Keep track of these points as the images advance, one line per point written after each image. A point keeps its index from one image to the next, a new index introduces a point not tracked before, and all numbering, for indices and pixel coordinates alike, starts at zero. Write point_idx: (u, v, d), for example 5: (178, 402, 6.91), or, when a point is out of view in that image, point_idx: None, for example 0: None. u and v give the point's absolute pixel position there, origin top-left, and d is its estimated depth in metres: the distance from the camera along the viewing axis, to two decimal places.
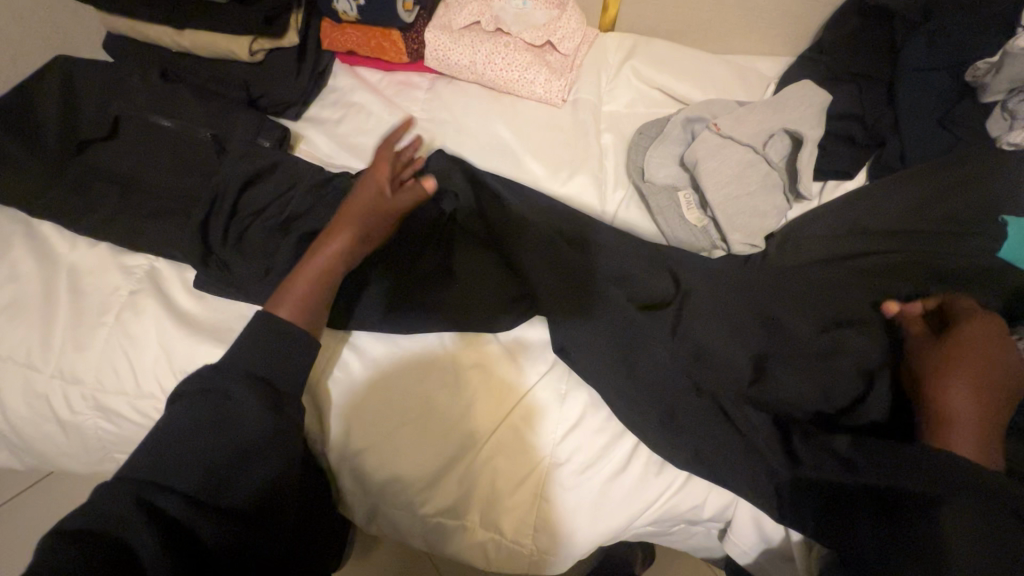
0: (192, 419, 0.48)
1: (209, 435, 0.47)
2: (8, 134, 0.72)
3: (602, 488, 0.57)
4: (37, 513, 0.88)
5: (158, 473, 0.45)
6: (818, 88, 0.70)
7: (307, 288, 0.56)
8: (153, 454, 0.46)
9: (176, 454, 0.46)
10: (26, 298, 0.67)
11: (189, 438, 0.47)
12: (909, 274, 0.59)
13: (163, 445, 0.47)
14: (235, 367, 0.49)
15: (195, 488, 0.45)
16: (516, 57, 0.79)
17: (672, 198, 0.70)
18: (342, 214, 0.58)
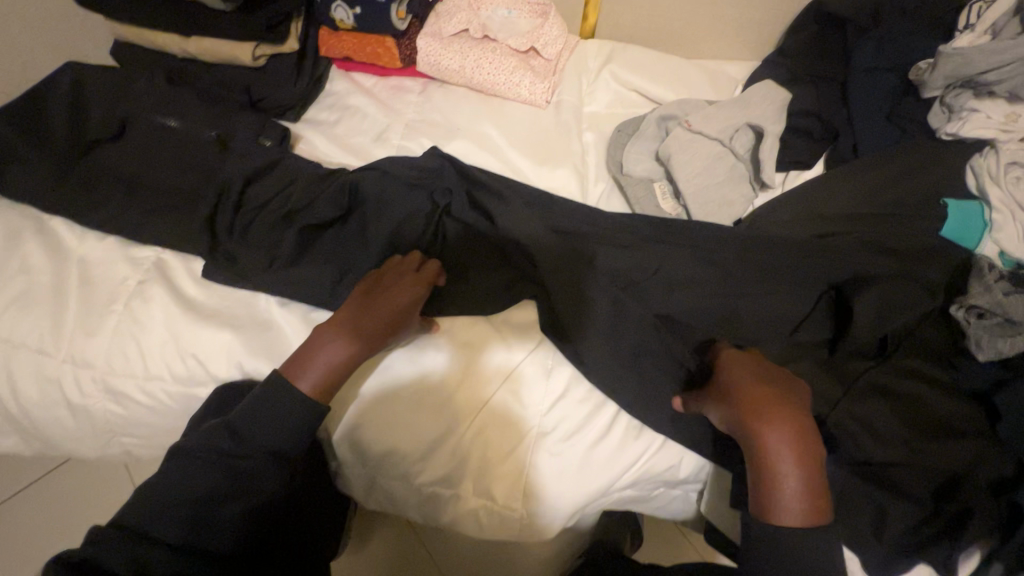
0: (187, 482, 0.54)
1: (200, 499, 0.54)
2: (21, 135, 0.76)
3: (585, 454, 0.61)
4: (57, 495, 0.94)
5: (153, 521, 0.53)
6: (779, 88, 0.76)
7: (330, 368, 0.59)
8: (153, 504, 0.54)
9: (169, 509, 0.53)
10: (37, 288, 0.71)
11: (184, 497, 0.54)
12: (865, 250, 0.64)
13: (160, 497, 0.54)
14: (247, 430, 0.57)
15: (186, 541, 0.53)
16: (502, 61, 0.85)
17: (648, 189, 0.76)
18: (375, 308, 0.61)
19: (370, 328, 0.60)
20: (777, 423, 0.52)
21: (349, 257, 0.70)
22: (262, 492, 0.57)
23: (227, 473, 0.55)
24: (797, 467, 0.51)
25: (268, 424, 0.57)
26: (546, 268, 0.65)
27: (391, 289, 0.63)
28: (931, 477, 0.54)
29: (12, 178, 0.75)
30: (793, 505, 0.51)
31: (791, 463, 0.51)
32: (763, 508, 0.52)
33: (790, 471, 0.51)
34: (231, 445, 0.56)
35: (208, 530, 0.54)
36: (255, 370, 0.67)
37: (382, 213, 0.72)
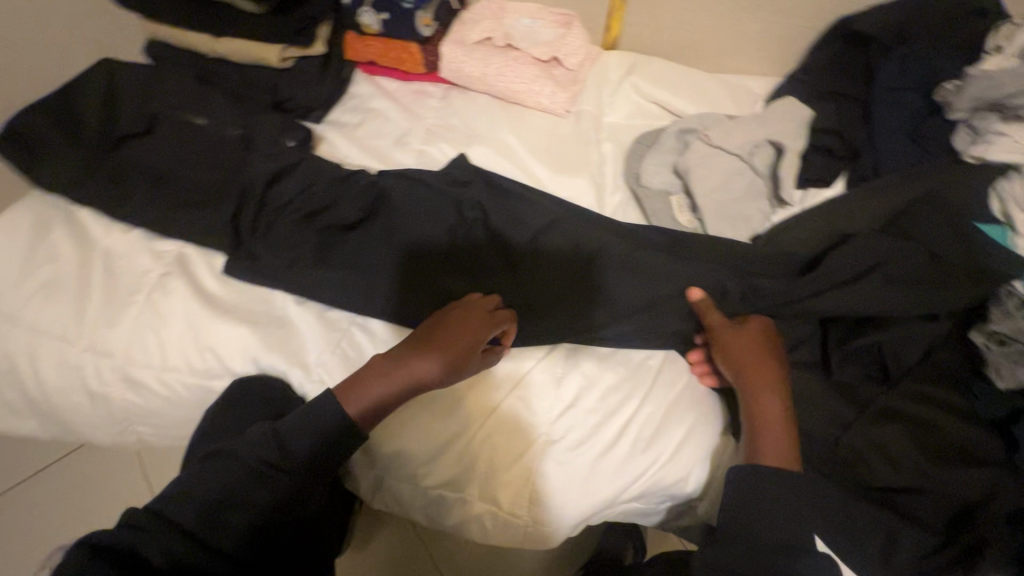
0: (226, 484, 0.55)
1: (233, 503, 0.54)
2: (56, 127, 0.78)
3: (591, 465, 0.61)
4: (69, 480, 0.96)
5: (181, 520, 0.53)
6: (801, 105, 0.75)
7: (379, 400, 0.59)
8: (196, 502, 0.54)
9: (202, 512, 0.53)
10: (64, 277, 0.73)
11: (213, 501, 0.54)
12: (910, 281, 0.60)
13: (189, 497, 0.54)
14: (293, 444, 0.57)
15: (212, 545, 0.53)
16: (523, 70, 0.86)
17: (666, 202, 0.76)
18: (444, 344, 0.60)
19: (445, 362, 0.60)
20: (752, 374, 0.57)
21: (368, 259, 0.72)
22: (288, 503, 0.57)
23: (259, 481, 0.56)
24: (777, 404, 0.56)
25: (311, 443, 0.57)
26: (560, 291, 0.69)
27: (460, 322, 0.62)
28: (943, 501, 0.53)
29: (44, 168, 0.77)
30: (769, 448, 0.54)
31: (757, 400, 0.56)
32: (751, 451, 0.55)
33: (769, 406, 0.56)
34: (277, 456, 0.57)
35: (232, 540, 0.53)
36: (274, 370, 0.68)
37: (405, 217, 0.73)
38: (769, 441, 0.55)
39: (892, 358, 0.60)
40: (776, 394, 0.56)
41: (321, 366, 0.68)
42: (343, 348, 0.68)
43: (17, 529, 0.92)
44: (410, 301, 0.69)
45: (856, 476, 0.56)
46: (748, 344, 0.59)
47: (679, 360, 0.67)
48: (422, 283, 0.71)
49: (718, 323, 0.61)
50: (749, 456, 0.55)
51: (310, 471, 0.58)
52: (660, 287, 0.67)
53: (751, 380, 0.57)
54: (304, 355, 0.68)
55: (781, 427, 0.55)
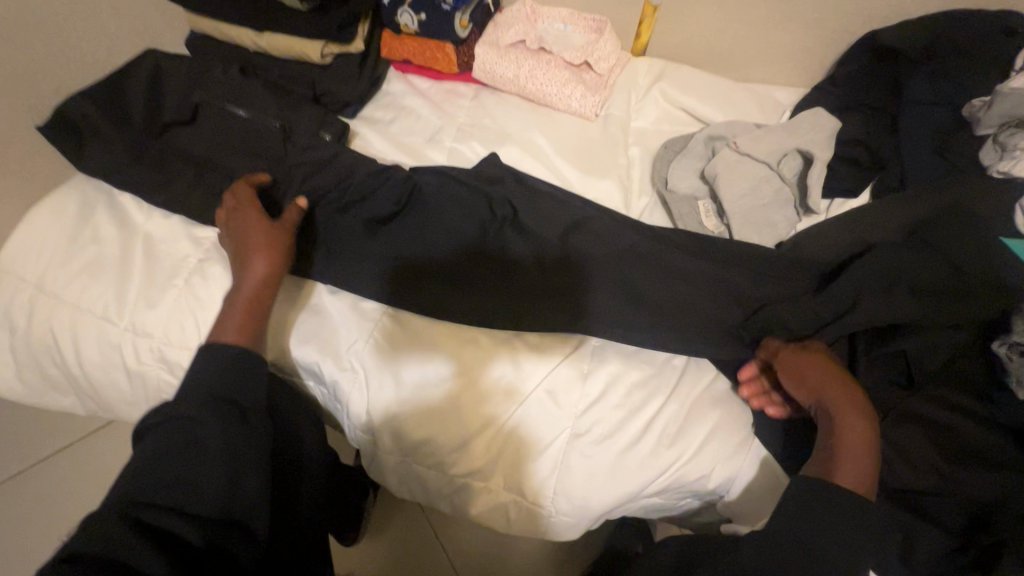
0: (176, 443, 0.54)
1: (200, 466, 0.53)
2: (102, 114, 0.80)
3: (616, 459, 0.63)
4: (94, 458, 0.98)
5: (159, 498, 0.51)
6: (829, 115, 0.76)
7: (244, 314, 0.65)
8: (150, 476, 0.52)
9: (168, 484, 0.52)
10: (106, 259, 0.75)
11: (181, 471, 0.53)
12: (933, 291, 0.62)
13: (149, 479, 0.52)
14: (226, 385, 0.58)
15: (201, 512, 0.52)
16: (555, 73, 0.88)
17: (692, 207, 0.78)
18: (248, 260, 0.67)
19: (262, 260, 0.67)
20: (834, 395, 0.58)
21: (402, 251, 0.73)
22: (250, 446, 0.57)
23: (214, 435, 0.54)
24: (859, 428, 0.56)
25: (237, 381, 0.59)
26: (589, 288, 0.71)
27: (242, 238, 0.68)
28: (960, 505, 0.55)
29: (91, 153, 0.79)
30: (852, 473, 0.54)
31: (839, 420, 0.57)
32: (828, 469, 0.55)
33: (849, 428, 0.56)
34: (216, 402, 0.56)
35: (206, 502, 0.53)
36: (307, 359, 0.70)
37: (438, 214, 0.76)
38: (846, 459, 0.55)
39: (916, 366, 0.61)
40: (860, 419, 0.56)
41: (352, 354, 0.69)
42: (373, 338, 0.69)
43: (43, 503, 0.94)
44: (441, 295, 0.71)
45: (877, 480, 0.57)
46: (829, 370, 0.60)
47: (703, 361, 0.68)
48: (453, 277, 0.72)
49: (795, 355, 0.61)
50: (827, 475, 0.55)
51: (244, 412, 0.57)
52: (687, 289, 0.69)
53: (835, 402, 0.58)
54: (336, 345, 0.69)
55: (862, 450, 0.55)
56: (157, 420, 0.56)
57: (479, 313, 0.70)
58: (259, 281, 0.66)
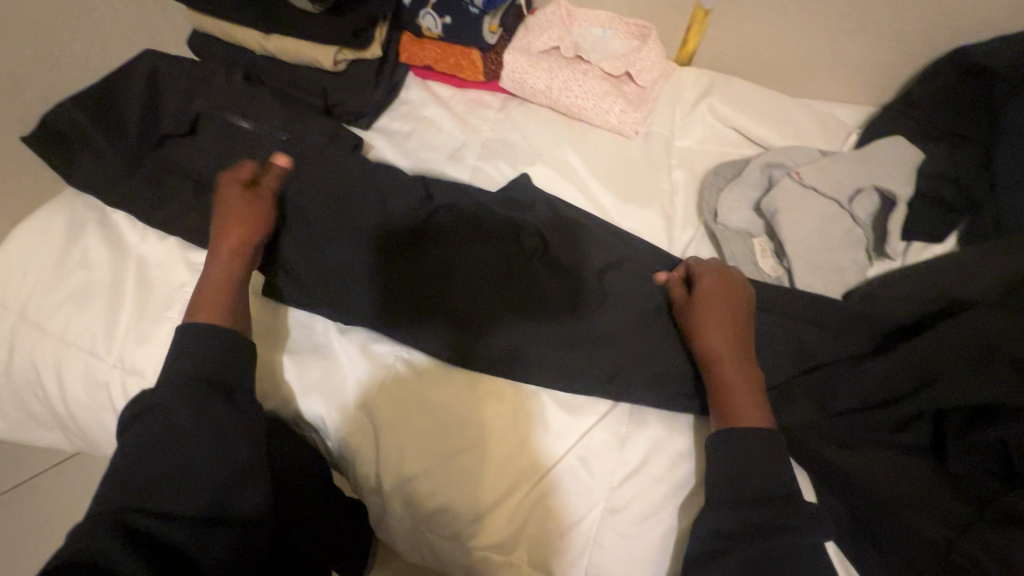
0: (157, 436, 0.49)
1: (194, 457, 0.48)
2: (94, 123, 0.73)
3: (659, 543, 0.55)
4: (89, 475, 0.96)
5: (143, 499, 0.45)
6: (910, 146, 0.67)
7: (216, 294, 0.60)
8: (131, 475, 0.47)
9: (154, 480, 0.47)
10: (95, 285, 0.68)
11: (166, 461, 0.48)
12: None
13: (133, 479, 0.46)
14: (211, 370, 0.54)
15: (198, 507, 0.46)
16: (593, 85, 0.79)
17: (747, 244, 0.68)
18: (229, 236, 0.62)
19: (235, 238, 0.62)
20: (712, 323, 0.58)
21: (417, 285, 0.65)
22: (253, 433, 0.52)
23: (210, 424, 0.50)
24: (737, 360, 0.56)
25: (223, 364, 0.55)
26: (628, 335, 0.62)
27: (224, 212, 0.63)
28: None
29: (81, 167, 0.72)
30: (748, 409, 0.54)
31: (726, 358, 0.56)
32: (724, 416, 0.54)
33: (728, 365, 0.56)
34: (202, 386, 0.52)
35: (191, 497, 0.46)
36: (313, 411, 0.63)
37: (459, 248, 0.67)
38: (742, 402, 0.54)
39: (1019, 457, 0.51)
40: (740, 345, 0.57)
41: (362, 405, 0.62)
42: (385, 387, 0.62)
43: (38, 526, 0.91)
44: (462, 339, 0.63)
45: None
46: (724, 293, 0.60)
47: None
48: (473, 317, 0.64)
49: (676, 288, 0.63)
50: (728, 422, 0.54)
51: (230, 394, 0.53)
52: None
53: (720, 333, 0.57)
54: (344, 395, 0.62)
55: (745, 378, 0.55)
56: (140, 416, 0.51)
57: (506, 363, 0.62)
58: (234, 258, 0.62)
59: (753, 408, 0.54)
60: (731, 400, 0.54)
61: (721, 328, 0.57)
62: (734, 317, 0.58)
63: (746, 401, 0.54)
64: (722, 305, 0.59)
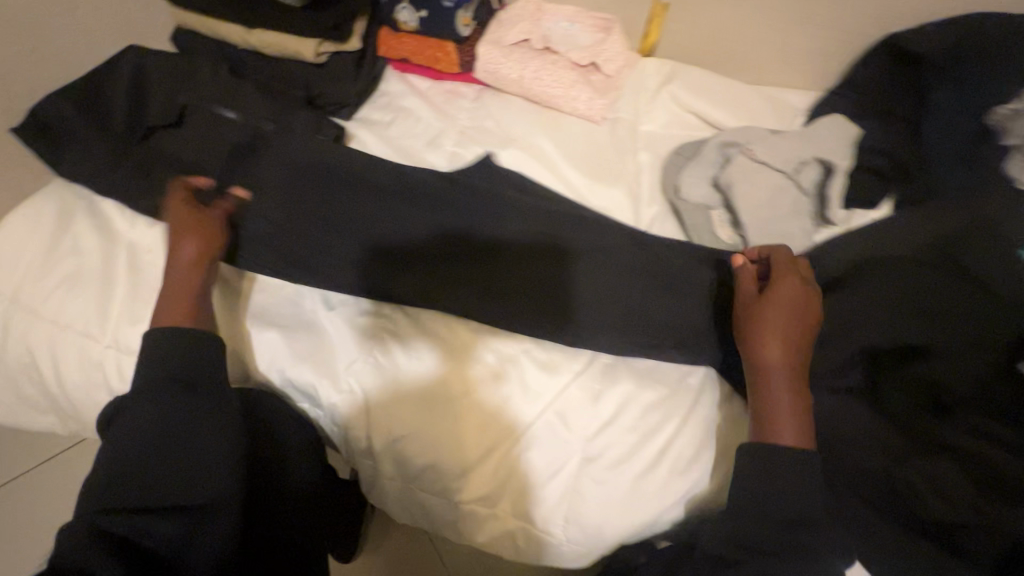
0: (132, 437, 0.53)
1: (163, 453, 0.53)
2: (82, 116, 0.76)
3: (632, 487, 0.60)
4: (72, 473, 0.95)
5: (123, 498, 0.50)
6: (849, 123, 0.74)
7: (173, 300, 0.62)
8: (111, 473, 0.51)
9: (130, 480, 0.51)
10: (88, 270, 0.71)
11: (143, 460, 0.52)
12: (970, 307, 0.60)
13: (113, 477, 0.51)
14: (176, 370, 0.56)
15: (169, 497, 0.51)
16: (561, 74, 0.84)
17: (705, 217, 0.74)
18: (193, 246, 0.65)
19: (187, 250, 0.64)
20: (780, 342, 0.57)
21: (398, 260, 0.69)
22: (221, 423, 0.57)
23: (176, 417, 0.54)
24: (795, 385, 0.56)
25: (181, 359, 0.57)
26: (596, 301, 0.67)
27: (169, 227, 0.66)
28: (994, 541, 0.51)
29: (69, 158, 0.74)
30: (790, 427, 0.54)
31: (778, 375, 0.56)
32: (761, 430, 0.55)
33: (785, 387, 0.55)
34: (173, 384, 0.56)
35: (169, 493, 0.52)
36: (303, 381, 0.66)
37: (435, 226, 0.70)
38: (787, 425, 0.54)
39: (939, 393, 0.57)
40: (795, 363, 0.56)
41: (350, 373, 0.65)
42: (372, 355, 0.66)
43: (26, 521, 0.91)
44: (442, 308, 0.67)
45: (900, 513, 0.55)
46: (793, 303, 0.58)
47: (721, 381, 0.65)
48: (454, 287, 0.67)
49: (748, 287, 0.61)
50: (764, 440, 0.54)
51: (198, 389, 0.56)
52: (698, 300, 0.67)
53: (778, 346, 0.56)
54: (334, 365, 0.66)
55: (794, 400, 0.55)
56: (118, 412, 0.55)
57: (484, 326, 0.67)
58: (187, 268, 0.64)
59: (792, 425, 0.54)
60: (774, 416, 0.55)
61: (786, 343, 0.56)
62: (799, 332, 0.57)
63: (790, 421, 0.54)
64: (786, 316, 0.58)
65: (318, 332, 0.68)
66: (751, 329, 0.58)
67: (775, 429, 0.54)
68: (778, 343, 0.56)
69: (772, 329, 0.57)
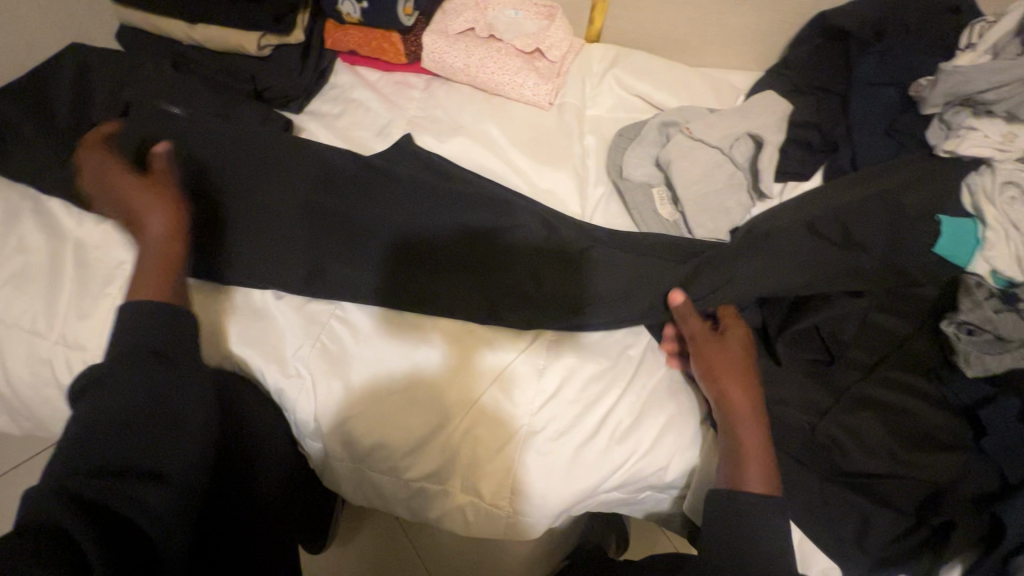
0: (102, 403, 0.49)
1: (143, 427, 0.49)
2: (25, 116, 0.75)
3: (574, 455, 0.62)
4: (34, 482, 0.94)
5: (91, 462, 0.46)
6: (780, 98, 0.76)
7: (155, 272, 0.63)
8: (77, 438, 0.48)
9: (94, 446, 0.47)
10: (33, 268, 0.71)
11: (109, 425, 0.48)
12: (886, 272, 0.65)
13: (78, 441, 0.47)
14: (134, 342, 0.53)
15: (149, 468, 0.48)
16: (506, 62, 0.85)
17: (647, 195, 0.76)
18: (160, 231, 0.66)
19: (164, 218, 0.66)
20: (736, 389, 0.58)
21: (346, 246, 0.70)
22: (195, 397, 0.53)
23: (154, 391, 0.51)
24: (758, 428, 0.57)
25: (141, 336, 0.53)
26: (539, 280, 0.69)
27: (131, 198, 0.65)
28: (913, 489, 0.55)
29: (15, 158, 0.75)
30: (759, 473, 0.54)
31: (745, 420, 0.57)
32: (733, 478, 0.55)
33: (746, 429, 0.56)
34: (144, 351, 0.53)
35: (142, 455, 0.48)
36: (252, 366, 0.67)
37: (373, 208, 0.72)
38: (752, 463, 0.55)
39: (849, 356, 0.63)
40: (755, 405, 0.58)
41: (298, 358, 0.66)
42: (322, 339, 0.67)
43: None
44: (387, 291, 0.68)
45: (827, 469, 0.58)
46: (740, 348, 0.61)
47: (660, 352, 0.68)
48: (401, 271, 0.69)
49: (696, 331, 0.63)
50: (734, 483, 0.55)
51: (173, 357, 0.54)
52: (643, 268, 0.68)
53: (737, 392, 0.58)
54: (282, 351, 0.67)
55: (761, 445, 0.56)
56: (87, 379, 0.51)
57: (429, 305, 0.68)
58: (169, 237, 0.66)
59: (761, 470, 0.55)
60: (744, 460, 0.55)
61: (744, 387, 0.58)
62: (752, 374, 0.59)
63: (761, 465, 0.55)
64: (738, 361, 0.60)
65: (267, 318, 0.69)
66: (709, 381, 0.59)
67: (747, 473, 0.54)
68: (736, 386, 0.58)
69: (729, 371, 0.59)
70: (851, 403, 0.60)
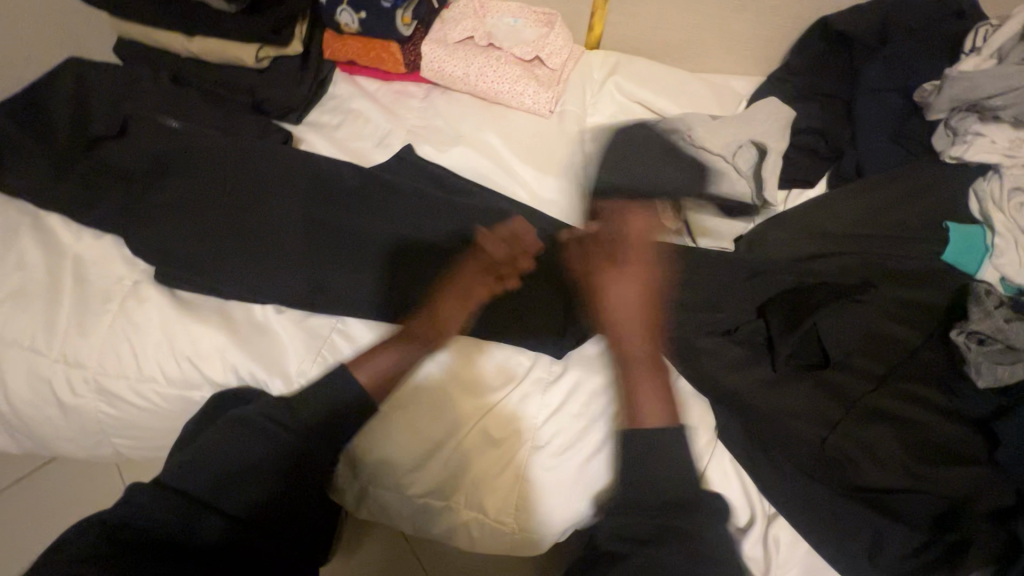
0: (227, 449, 0.53)
1: (245, 480, 0.52)
2: (21, 131, 0.75)
3: (579, 470, 0.61)
4: (35, 498, 0.93)
5: (197, 490, 0.51)
6: (784, 106, 0.76)
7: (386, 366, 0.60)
8: (197, 464, 0.52)
9: (213, 481, 0.52)
10: (31, 285, 0.70)
11: (225, 463, 0.53)
12: (891, 280, 0.65)
13: (200, 466, 0.52)
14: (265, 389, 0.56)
15: (235, 511, 0.52)
16: (506, 70, 0.85)
17: None
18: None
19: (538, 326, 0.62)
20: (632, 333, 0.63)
21: (346, 259, 0.70)
22: (288, 465, 0.54)
23: (271, 449, 0.54)
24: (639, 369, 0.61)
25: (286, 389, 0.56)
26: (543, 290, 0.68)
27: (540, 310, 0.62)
28: (927, 503, 0.54)
29: (10, 174, 0.74)
30: (648, 415, 0.57)
31: (636, 363, 0.62)
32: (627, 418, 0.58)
33: (647, 378, 0.60)
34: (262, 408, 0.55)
35: (243, 505, 0.52)
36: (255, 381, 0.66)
37: (372, 220, 0.72)
38: (646, 406, 0.58)
39: (852, 362, 0.62)
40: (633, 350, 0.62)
41: (300, 372, 0.66)
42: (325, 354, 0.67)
43: None
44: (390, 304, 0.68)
45: (839, 484, 0.56)
46: (632, 292, 0.64)
47: (665, 361, 0.66)
48: (402, 283, 0.68)
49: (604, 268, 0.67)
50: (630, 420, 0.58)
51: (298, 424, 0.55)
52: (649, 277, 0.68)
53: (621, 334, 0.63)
54: (284, 366, 0.66)
55: (651, 392, 0.59)
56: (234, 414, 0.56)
57: None
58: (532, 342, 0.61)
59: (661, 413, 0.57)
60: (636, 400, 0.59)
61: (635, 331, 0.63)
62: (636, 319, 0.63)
63: (655, 409, 0.57)
64: (621, 304, 0.64)
65: (268, 333, 0.68)
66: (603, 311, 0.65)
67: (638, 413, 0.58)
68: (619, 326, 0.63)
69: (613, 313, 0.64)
70: (861, 414, 0.59)
